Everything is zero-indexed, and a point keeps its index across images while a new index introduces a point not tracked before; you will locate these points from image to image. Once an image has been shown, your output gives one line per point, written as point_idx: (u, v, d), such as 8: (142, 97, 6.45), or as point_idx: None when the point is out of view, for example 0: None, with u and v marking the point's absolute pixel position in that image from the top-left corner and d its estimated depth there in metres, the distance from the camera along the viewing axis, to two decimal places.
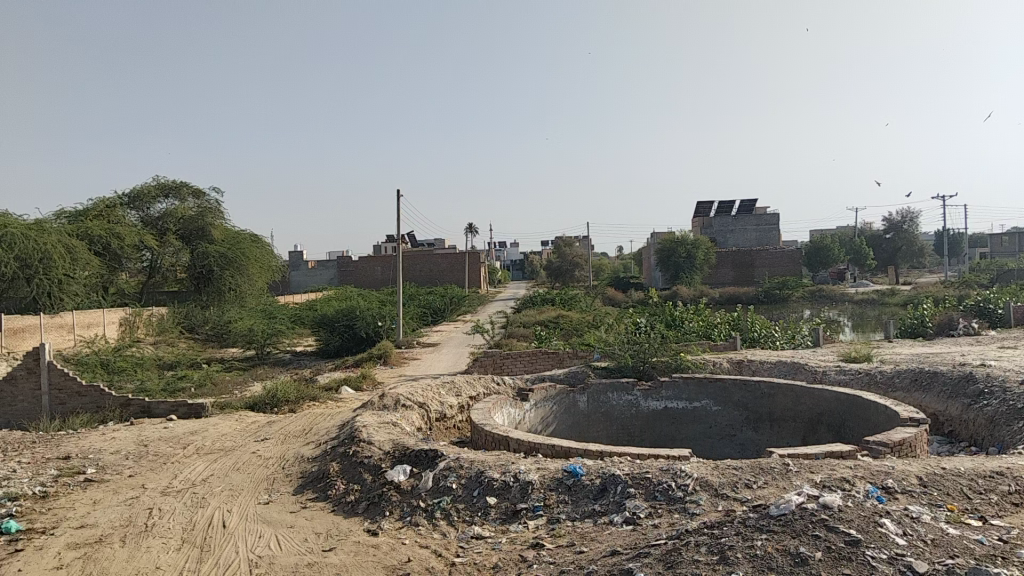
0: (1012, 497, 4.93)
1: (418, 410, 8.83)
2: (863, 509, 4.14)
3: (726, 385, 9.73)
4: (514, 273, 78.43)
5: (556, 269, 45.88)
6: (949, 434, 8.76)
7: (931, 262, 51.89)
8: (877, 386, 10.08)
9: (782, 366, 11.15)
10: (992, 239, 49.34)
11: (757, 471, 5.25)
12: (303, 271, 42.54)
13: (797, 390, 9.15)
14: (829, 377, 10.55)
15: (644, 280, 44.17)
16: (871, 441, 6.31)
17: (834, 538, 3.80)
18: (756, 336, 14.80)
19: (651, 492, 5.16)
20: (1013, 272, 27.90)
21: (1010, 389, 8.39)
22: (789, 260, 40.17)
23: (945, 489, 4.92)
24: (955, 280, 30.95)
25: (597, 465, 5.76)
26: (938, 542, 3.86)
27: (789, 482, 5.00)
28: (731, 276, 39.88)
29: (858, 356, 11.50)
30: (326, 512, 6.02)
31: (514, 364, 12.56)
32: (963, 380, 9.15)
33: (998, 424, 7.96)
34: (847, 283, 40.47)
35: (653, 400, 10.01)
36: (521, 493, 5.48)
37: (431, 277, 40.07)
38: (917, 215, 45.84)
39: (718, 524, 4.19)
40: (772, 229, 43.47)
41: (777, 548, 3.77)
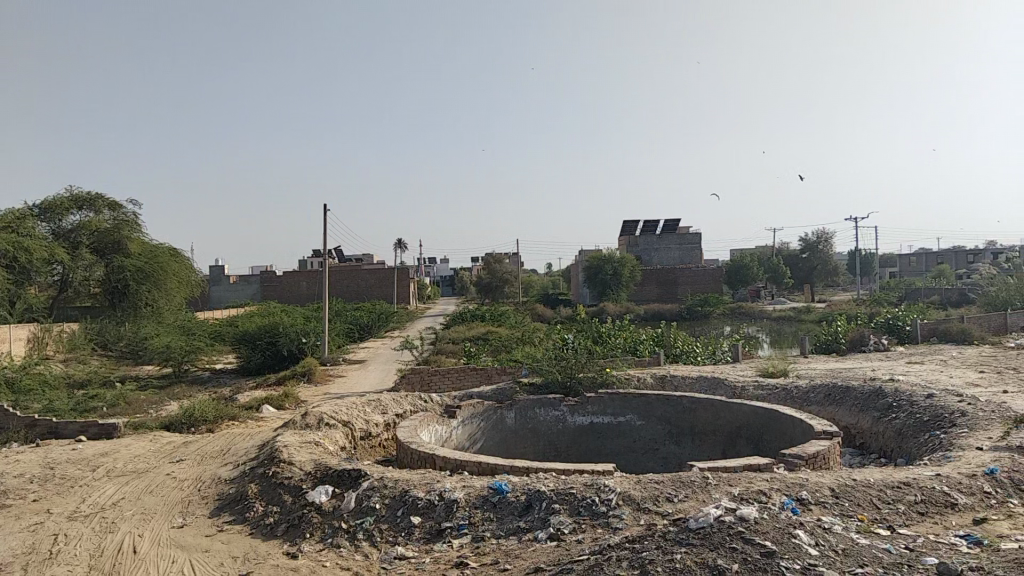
0: (918, 507, 5.16)
1: (341, 428, 8.66)
2: (777, 521, 4.25)
3: (650, 400, 9.90)
4: (443, 290, 78.06)
5: (485, 286, 45.90)
6: (860, 446, 9.11)
7: (844, 281, 54.06)
8: (794, 401, 10.42)
9: (704, 381, 11.40)
10: (901, 259, 51.77)
11: (677, 484, 5.34)
12: (224, 286, 41.46)
13: (717, 405, 9.37)
14: (748, 392, 10.83)
15: (572, 297, 44.72)
16: (788, 453, 6.50)
17: (750, 550, 3.89)
18: (679, 352, 15.10)
19: (575, 508, 5.18)
20: (920, 291, 29.33)
21: (916, 403, 8.79)
22: (711, 278, 41.22)
23: (856, 500, 5.10)
24: (867, 297, 32.36)
25: (522, 481, 5.75)
26: (848, 552, 4.01)
27: (709, 495, 5.12)
28: (656, 293, 40.77)
29: (775, 371, 11.86)
30: (244, 536, 5.84)
31: (442, 381, 12.49)
32: (873, 395, 9.52)
33: (905, 436, 8.32)
34: (765, 301, 41.81)
35: (579, 415, 10.10)
36: (445, 512, 5.43)
37: (358, 293, 39.59)
38: (831, 236, 47.60)
39: (639, 539, 4.24)
40: (694, 248, 44.62)
41: (696, 561, 3.83)
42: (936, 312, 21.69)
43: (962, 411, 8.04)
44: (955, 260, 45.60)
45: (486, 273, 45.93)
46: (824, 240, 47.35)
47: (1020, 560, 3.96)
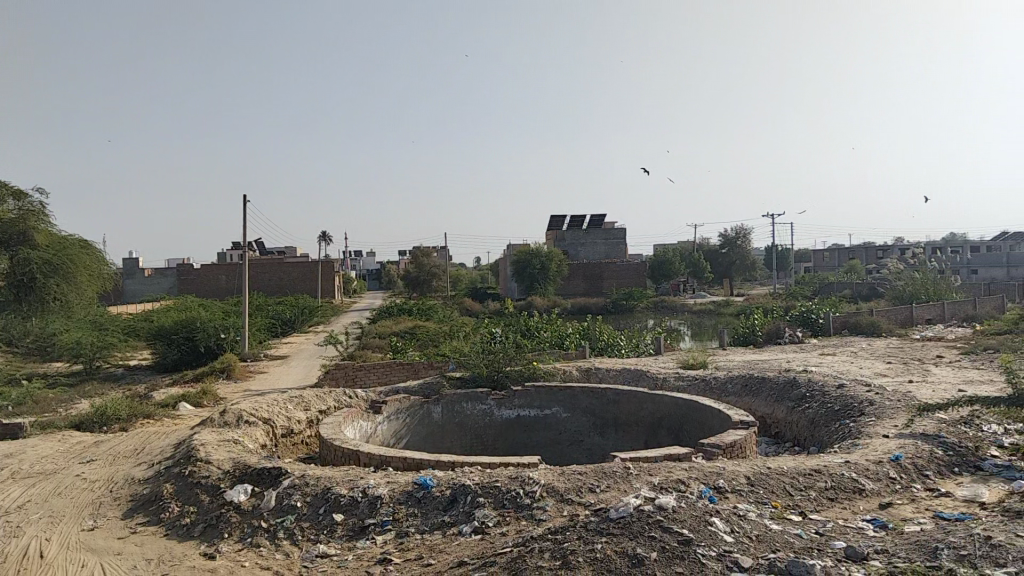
0: (828, 493, 5.38)
1: (262, 425, 8.47)
2: (695, 509, 4.37)
3: (575, 392, 10.01)
4: (370, 284, 77.16)
5: (412, 280, 45.50)
6: (775, 435, 9.44)
7: (761, 276, 55.85)
8: (713, 391, 10.71)
9: (628, 373, 11.60)
10: (815, 255, 53.76)
11: (600, 475, 5.42)
12: (138, 279, 39.99)
13: (640, 396, 9.55)
14: (670, 383, 11.09)
15: (500, 290, 44.76)
16: (707, 443, 6.67)
17: (669, 539, 3.99)
18: (604, 345, 15.31)
19: (499, 501, 5.20)
20: (832, 285, 30.52)
21: (828, 392, 9.16)
22: (636, 272, 41.93)
23: (770, 487, 5.29)
24: (784, 291, 33.49)
25: (447, 476, 5.74)
26: (762, 537, 4.16)
27: (630, 485, 5.22)
28: (582, 287, 41.22)
29: (695, 363, 12.18)
30: (158, 537, 5.66)
31: (367, 376, 12.35)
32: (788, 385, 9.88)
33: (818, 425, 8.65)
34: (687, 295, 42.79)
35: (506, 409, 10.14)
36: (369, 508, 5.38)
37: (281, 287, 38.73)
38: (750, 232, 49.00)
39: (561, 529, 4.29)
40: (619, 243, 45.32)
41: (616, 550, 3.91)
42: (847, 306, 22.57)
43: (870, 400, 8.41)
44: (865, 256, 47.57)
45: (414, 267, 45.59)
46: (743, 237, 48.73)
47: (920, 541, 4.18)
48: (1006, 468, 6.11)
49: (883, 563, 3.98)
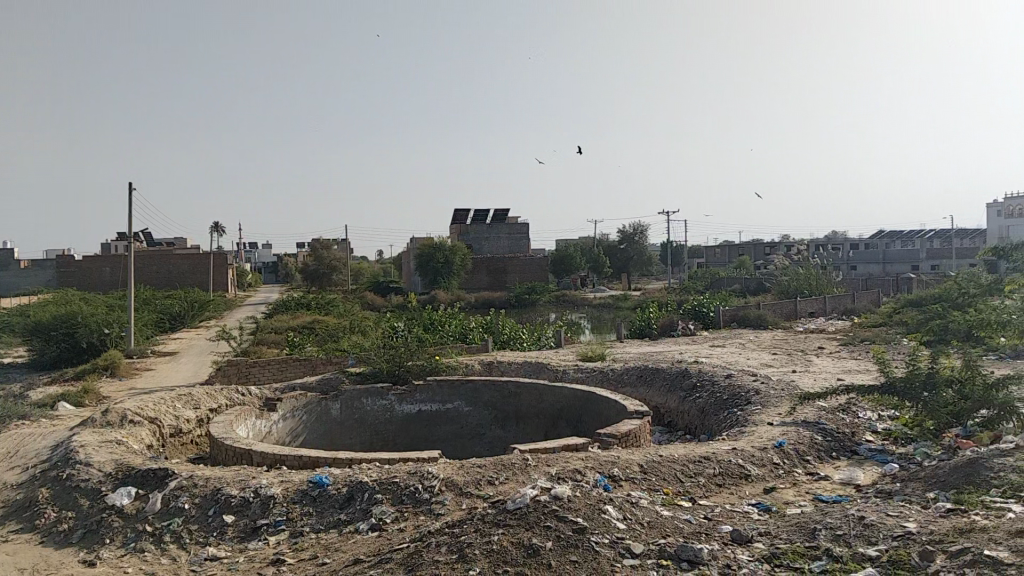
0: (716, 478, 5.62)
1: (148, 425, 8.10)
2: (589, 498, 4.47)
3: (477, 386, 10.04)
4: (266, 277, 74.90)
5: (311, 273, 44.45)
6: (668, 424, 9.76)
7: (658, 270, 57.49)
8: (610, 382, 10.98)
9: (528, 366, 11.73)
10: (708, 250, 55.77)
11: (499, 467, 5.46)
12: (13, 271, 37.56)
13: (540, 388, 9.66)
14: (569, 375, 11.29)
15: (403, 284, 44.34)
16: (603, 432, 6.82)
17: (563, 528, 4.07)
18: (506, 339, 15.41)
19: (397, 497, 5.16)
20: (724, 280, 31.74)
21: (717, 382, 9.55)
22: (538, 267, 42.42)
23: (662, 474, 5.46)
24: (679, 285, 34.58)
25: (343, 473, 5.65)
26: (653, 524, 4.31)
27: (528, 476, 5.28)
28: (485, 282, 41.33)
29: (594, 355, 12.43)
30: (32, 545, 5.33)
31: (262, 373, 12.01)
32: (680, 376, 10.24)
33: (708, 414, 9.00)
34: (587, 289, 43.57)
35: (406, 404, 10.08)
36: (261, 509, 5.24)
37: (171, 280, 37.10)
38: (647, 228, 50.33)
39: (458, 523, 4.31)
40: (522, 238, 45.72)
41: (512, 541, 3.96)
42: (738, 300, 23.54)
43: (756, 389, 8.81)
44: (754, 253, 49.69)
45: (313, 259, 44.55)
46: (640, 233, 50.02)
47: (800, 523, 4.43)
48: (878, 453, 6.53)
49: (765, 544, 4.19)
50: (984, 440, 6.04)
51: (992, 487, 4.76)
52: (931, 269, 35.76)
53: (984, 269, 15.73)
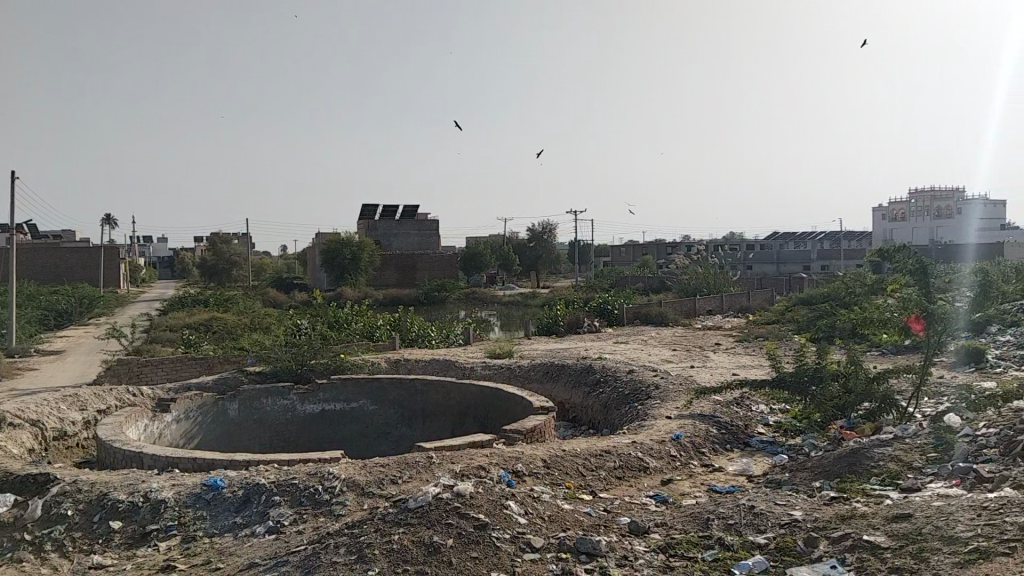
0: (616, 472, 5.74)
1: (29, 429, 7.65)
2: (491, 493, 4.47)
3: (382, 384, 9.92)
4: (162, 272, 71.78)
5: (210, 268, 42.87)
6: (572, 419, 9.92)
7: (565, 269, 58.18)
8: (517, 379, 11.06)
9: (435, 364, 11.69)
10: (613, 249, 56.86)
11: (402, 466, 5.39)
12: None
13: (446, 386, 9.60)
14: (476, 372, 11.32)
15: (308, 280, 43.34)
16: (508, 429, 6.85)
17: (465, 525, 4.07)
18: (413, 336, 15.28)
19: (297, 498, 5.04)
20: (629, 278, 32.46)
21: (619, 377, 9.76)
22: (447, 264, 42.30)
23: (564, 468, 5.54)
24: (586, 283, 35.15)
25: (240, 475, 5.48)
26: (553, 517, 4.37)
27: (431, 474, 5.24)
28: (394, 279, 40.86)
29: (501, 353, 12.49)
30: None
31: (155, 372, 11.51)
32: (584, 372, 10.41)
33: (610, 409, 9.19)
34: (496, 287, 43.74)
35: (309, 404, 9.89)
36: (151, 514, 5.03)
37: (56, 274, 35.10)
38: (555, 226, 50.52)
39: (358, 523, 4.25)
40: (431, 235, 45.49)
41: (412, 540, 3.93)
42: (640, 298, 24.02)
43: (657, 384, 9.05)
44: (657, 252, 50.99)
45: (212, 254, 42.98)
46: (549, 231, 49.78)
47: (694, 513, 4.58)
48: (769, 444, 6.84)
49: (661, 534, 4.31)
50: (865, 431, 6.43)
51: (871, 475, 5.06)
52: (822, 269, 37.65)
53: (867, 269, 16.68)
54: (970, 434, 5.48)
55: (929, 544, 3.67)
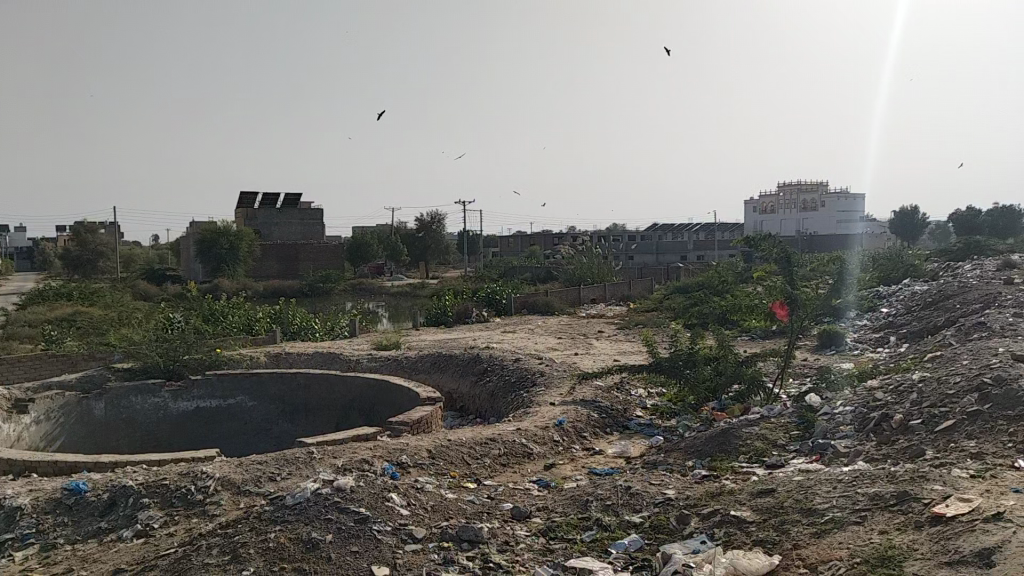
0: (501, 459, 5.80)
1: None
2: (373, 486, 4.41)
3: (262, 379, 9.60)
4: (20, 263, 66.86)
5: (74, 259, 40.26)
6: (460, 409, 9.94)
7: (454, 258, 58.17)
8: (404, 370, 10.98)
9: (319, 357, 11.44)
10: (501, 240, 57.25)
11: (281, 462, 5.24)
12: None
13: (330, 379, 9.35)
14: (362, 365, 11.16)
15: (184, 271, 41.45)
16: (393, 421, 6.78)
17: (345, 519, 4.01)
18: (295, 329, 14.89)
19: (167, 500, 4.83)
20: (517, 267, 32.79)
21: (506, 366, 9.85)
22: (332, 254, 41.41)
23: (449, 458, 5.54)
24: (474, 273, 35.26)
25: (105, 477, 5.20)
26: (436, 507, 4.37)
27: (312, 469, 5.12)
28: (276, 269, 39.65)
29: (387, 344, 12.35)
30: None
31: (11, 371, 10.74)
32: (471, 362, 10.45)
33: (496, 397, 9.28)
34: (384, 278, 43.21)
35: (183, 401, 9.53)
36: (6, 523, 4.69)
37: None
38: (444, 216, 50.14)
39: (233, 523, 4.12)
40: (316, 225, 44.46)
41: (290, 537, 3.85)
42: (527, 288, 24.27)
43: (541, 372, 9.19)
44: (545, 242, 51.71)
45: (77, 245, 40.36)
46: (438, 221, 49.50)
47: (576, 496, 4.69)
48: (647, 426, 7.09)
49: (543, 518, 4.40)
50: (735, 412, 6.77)
51: (740, 453, 5.33)
52: (698, 259, 39.24)
53: (739, 258, 17.50)
54: (829, 412, 5.87)
55: (790, 516, 3.91)
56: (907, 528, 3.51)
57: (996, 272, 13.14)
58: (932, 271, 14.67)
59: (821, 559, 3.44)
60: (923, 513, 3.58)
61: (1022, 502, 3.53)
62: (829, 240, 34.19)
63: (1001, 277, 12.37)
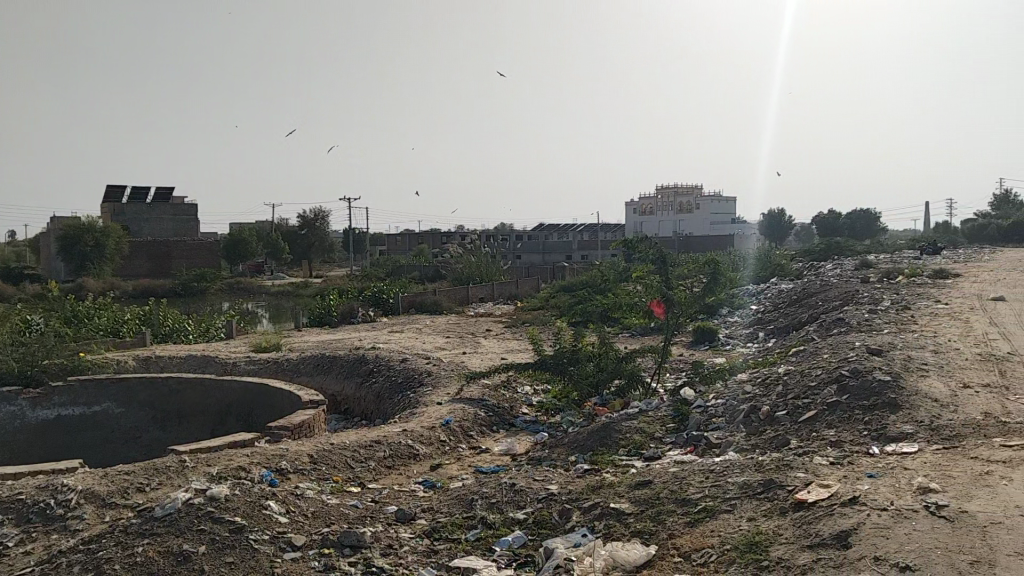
0: (386, 461, 5.74)
1: None
2: (250, 494, 4.26)
3: (130, 385, 9.10)
4: None
5: None
6: (345, 411, 9.75)
7: (339, 256, 57.09)
8: (285, 373, 10.66)
9: (193, 360, 10.98)
10: (388, 239, 56.57)
11: (151, 472, 4.97)
12: None
13: (205, 384, 8.95)
14: (239, 368, 10.77)
15: (43, 269, 38.74)
16: (273, 426, 6.57)
17: (219, 530, 3.86)
18: (168, 332, 14.19)
19: (23, 516, 4.51)
20: (403, 266, 32.55)
21: (392, 367, 9.75)
22: (208, 252, 39.78)
23: (332, 462, 5.43)
24: (360, 272, 34.71)
25: None
26: (317, 513, 4.28)
27: (185, 478, 4.89)
28: (146, 268, 37.66)
29: (268, 346, 11.98)
30: None
31: None
32: (356, 363, 10.27)
33: (382, 398, 9.17)
34: (264, 277, 41.84)
35: (41, 409, 8.96)
36: None
37: None
38: (327, 213, 48.88)
39: (96, 538, 3.89)
40: (190, 222, 42.56)
41: (159, 551, 3.68)
42: (413, 287, 24.07)
43: (428, 372, 9.16)
44: (432, 241, 51.48)
45: None
46: (322, 218, 48.25)
47: (460, 495, 4.69)
48: (532, 424, 7.19)
49: (427, 519, 4.38)
50: (616, 407, 6.99)
51: (620, 447, 5.49)
52: (583, 258, 40.14)
53: (621, 258, 18.01)
54: (702, 405, 6.13)
55: (665, 506, 4.06)
56: (773, 514, 3.72)
57: (853, 271, 14.12)
58: (796, 271, 15.59)
59: (695, 547, 3.59)
60: (787, 499, 3.80)
61: (874, 486, 3.81)
62: (704, 240, 35.74)
63: (858, 276, 13.29)
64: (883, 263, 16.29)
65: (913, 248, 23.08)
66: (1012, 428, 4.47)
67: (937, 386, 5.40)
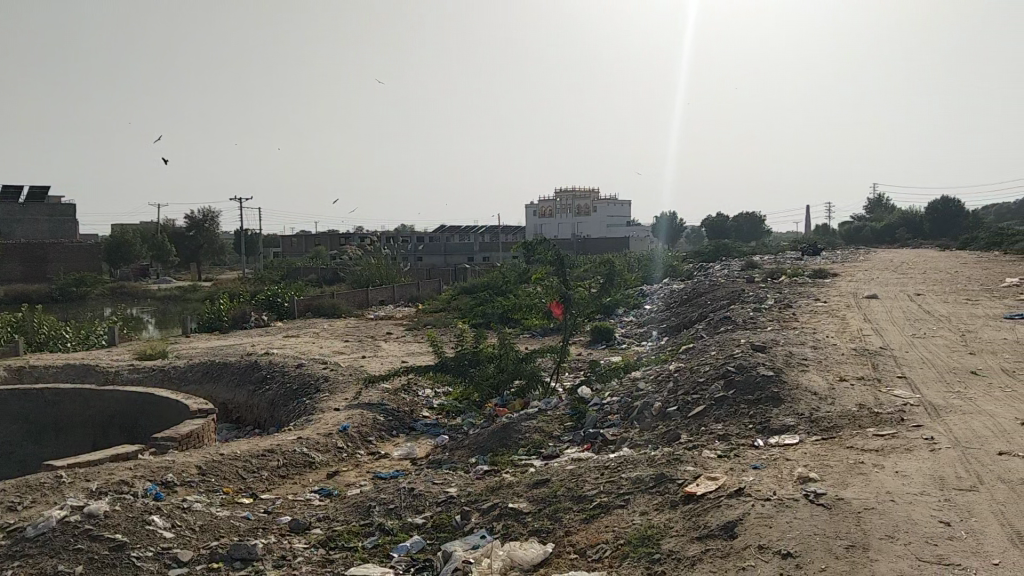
0: (280, 470, 5.59)
1: None
2: (132, 509, 4.07)
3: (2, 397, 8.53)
4: None
5: None
6: (237, 420, 9.43)
7: (232, 258, 55.18)
8: (172, 382, 10.22)
9: (73, 370, 10.39)
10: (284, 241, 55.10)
11: (23, 490, 4.68)
12: None
13: (84, 394, 8.49)
14: (123, 377, 10.25)
15: None
16: (159, 437, 6.29)
17: (98, 548, 3.68)
18: (43, 340, 13.38)
19: None
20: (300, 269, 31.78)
21: (287, 373, 9.51)
22: (88, 256, 37.65)
23: (222, 473, 5.25)
24: (253, 275, 33.63)
25: None
26: (206, 527, 4.13)
27: (61, 495, 4.63)
28: (19, 272, 35.24)
29: (154, 354, 11.46)
30: None
31: None
32: (248, 369, 9.96)
33: (276, 406, 8.92)
34: (151, 281, 39.95)
35: None
36: None
37: None
38: (218, 214, 47.13)
39: None
40: (67, 223, 40.15)
41: None
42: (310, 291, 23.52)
43: (325, 377, 8.97)
44: (330, 243, 50.48)
45: None
46: (212, 219, 46.52)
47: (357, 502, 4.62)
48: (432, 427, 7.17)
49: (322, 529, 4.29)
50: (516, 407, 7.05)
51: (519, 447, 5.54)
52: (484, 260, 40.21)
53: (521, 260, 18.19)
54: (598, 403, 6.27)
55: (562, 504, 4.12)
56: (663, 508, 3.84)
57: (740, 272, 14.73)
58: (688, 270, 16.15)
59: (589, 543, 3.67)
60: (677, 493, 3.93)
61: (758, 477, 4.00)
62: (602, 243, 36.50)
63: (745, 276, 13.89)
64: (767, 263, 17.11)
65: (796, 249, 24.31)
66: (883, 418, 4.78)
67: (817, 380, 5.70)
